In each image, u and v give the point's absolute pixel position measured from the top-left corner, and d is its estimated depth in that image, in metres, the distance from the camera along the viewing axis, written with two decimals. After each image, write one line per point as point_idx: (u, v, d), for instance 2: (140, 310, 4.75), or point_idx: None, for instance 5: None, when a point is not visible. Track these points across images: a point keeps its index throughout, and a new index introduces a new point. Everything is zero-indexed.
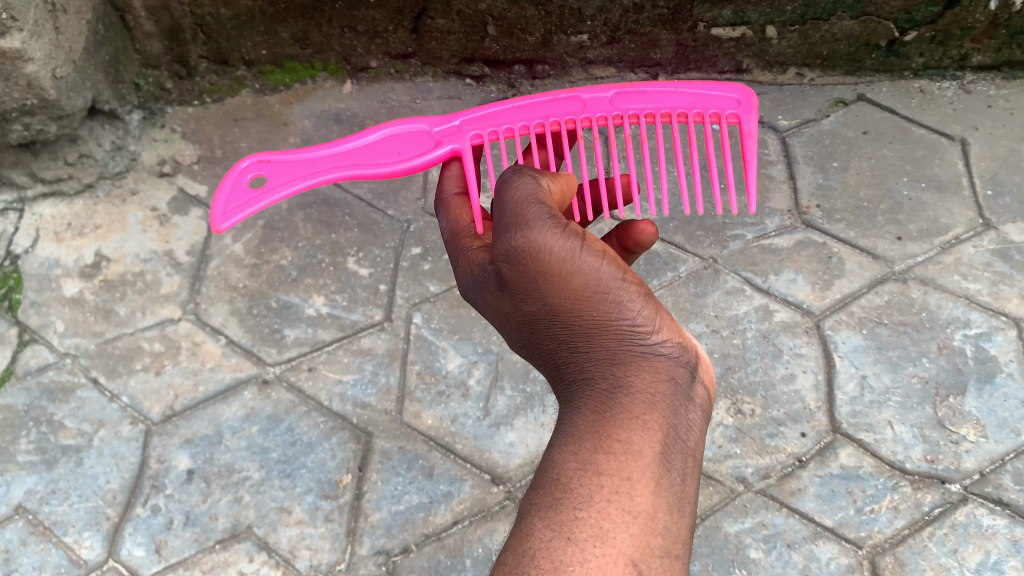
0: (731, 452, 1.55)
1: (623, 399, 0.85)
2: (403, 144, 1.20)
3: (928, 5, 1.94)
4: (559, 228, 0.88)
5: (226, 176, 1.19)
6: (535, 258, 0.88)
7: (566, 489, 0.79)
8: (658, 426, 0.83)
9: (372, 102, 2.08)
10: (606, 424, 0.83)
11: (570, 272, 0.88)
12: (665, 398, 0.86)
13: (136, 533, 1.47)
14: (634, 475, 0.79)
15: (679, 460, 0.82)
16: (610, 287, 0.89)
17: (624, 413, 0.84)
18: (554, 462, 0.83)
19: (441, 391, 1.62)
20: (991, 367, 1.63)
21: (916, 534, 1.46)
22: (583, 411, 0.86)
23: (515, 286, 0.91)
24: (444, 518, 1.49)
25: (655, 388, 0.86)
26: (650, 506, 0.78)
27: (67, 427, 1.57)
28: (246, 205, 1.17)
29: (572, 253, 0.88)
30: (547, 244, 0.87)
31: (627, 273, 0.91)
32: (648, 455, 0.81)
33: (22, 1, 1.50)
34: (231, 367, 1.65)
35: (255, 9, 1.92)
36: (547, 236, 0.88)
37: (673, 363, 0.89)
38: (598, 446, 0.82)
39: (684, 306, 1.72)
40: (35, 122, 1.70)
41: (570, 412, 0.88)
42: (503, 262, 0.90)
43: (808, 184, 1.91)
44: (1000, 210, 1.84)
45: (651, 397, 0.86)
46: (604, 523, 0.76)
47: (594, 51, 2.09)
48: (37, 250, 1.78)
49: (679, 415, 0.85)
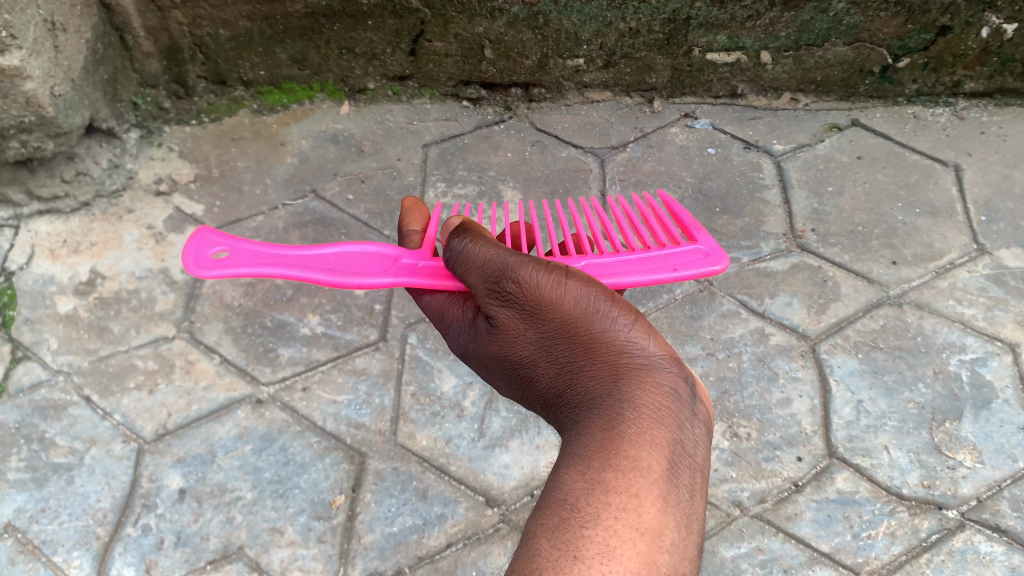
0: (727, 476, 1.54)
1: (627, 413, 0.80)
2: (359, 256, 1.20)
3: (920, 32, 1.97)
4: (539, 263, 0.92)
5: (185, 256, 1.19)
6: (525, 292, 0.91)
7: (573, 509, 0.74)
8: (665, 442, 0.78)
9: (370, 123, 2.09)
10: (614, 439, 0.78)
11: (561, 296, 0.90)
12: (670, 411, 0.81)
13: (126, 553, 1.45)
14: (642, 492, 0.74)
15: (686, 476, 0.78)
16: (601, 305, 0.89)
17: (632, 427, 0.79)
18: (560, 483, 0.77)
19: (435, 411, 1.61)
20: (987, 394, 1.62)
21: (914, 560, 1.44)
22: (590, 430, 0.81)
23: (509, 322, 0.93)
24: (437, 540, 1.47)
25: (659, 401, 0.81)
26: (657, 523, 0.73)
27: (58, 445, 1.56)
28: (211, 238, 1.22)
29: (559, 280, 0.91)
30: (535, 274, 0.91)
31: (616, 294, 0.90)
32: (655, 472, 0.76)
33: (22, 19, 1.53)
34: (224, 386, 1.64)
35: (253, 31, 1.96)
36: (529, 271, 0.92)
37: (675, 376, 0.85)
38: (606, 464, 0.76)
39: (679, 328, 1.73)
40: (33, 139, 1.71)
41: (575, 433, 0.83)
42: (496, 306, 0.95)
43: (802, 209, 1.92)
44: (994, 235, 1.85)
45: (657, 411, 0.81)
46: (611, 540, 0.71)
47: (590, 75, 2.12)
48: (33, 267, 1.79)
49: (684, 430, 0.81)
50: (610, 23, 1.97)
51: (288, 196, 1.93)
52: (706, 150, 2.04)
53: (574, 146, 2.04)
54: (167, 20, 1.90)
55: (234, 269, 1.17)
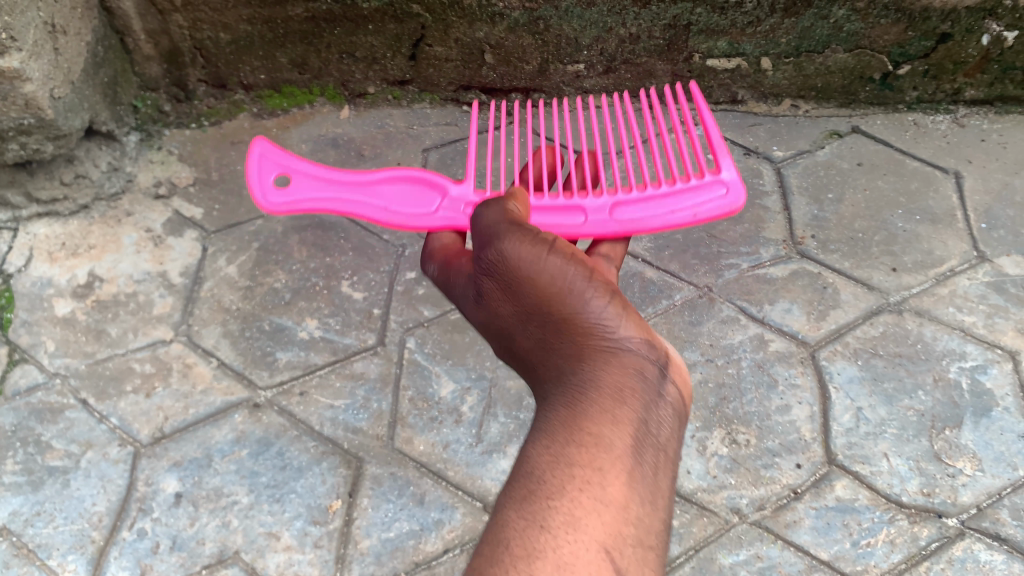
0: (725, 483, 1.54)
1: (592, 392, 0.85)
2: (410, 190, 1.36)
3: (921, 39, 1.96)
4: (523, 237, 0.95)
5: (252, 188, 1.36)
6: (506, 264, 0.94)
7: (540, 482, 0.77)
8: (628, 421, 0.83)
9: (370, 127, 2.10)
10: (579, 417, 0.82)
11: (539, 273, 0.92)
12: (636, 392, 0.86)
13: (121, 557, 1.45)
14: (605, 466, 0.78)
15: (651, 453, 0.81)
16: (577, 286, 0.92)
17: (595, 407, 0.83)
18: (528, 457, 0.82)
19: (433, 416, 1.61)
20: (986, 401, 1.62)
21: (913, 568, 1.43)
22: (560, 406, 0.85)
23: (490, 295, 0.96)
24: (434, 546, 1.46)
25: (625, 383, 0.86)
26: (622, 496, 0.76)
27: (54, 448, 1.56)
28: (277, 164, 1.38)
29: (539, 257, 0.93)
30: (514, 249, 0.94)
31: (593, 275, 0.94)
32: (620, 449, 0.80)
33: (22, 22, 1.53)
34: (222, 390, 1.64)
35: (253, 35, 1.96)
36: (513, 244, 0.95)
37: (643, 358, 0.89)
38: (571, 439, 0.80)
39: (678, 334, 1.73)
40: (32, 141, 1.71)
41: (547, 409, 0.87)
42: (480, 273, 0.97)
43: (802, 215, 1.92)
44: (994, 243, 1.85)
45: (621, 392, 0.85)
46: (576, 512, 0.74)
47: (591, 81, 2.11)
48: (31, 269, 1.78)
49: (650, 411, 0.85)
50: (610, 28, 1.97)
51: None
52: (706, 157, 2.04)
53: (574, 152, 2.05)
54: (168, 23, 1.91)
55: (301, 203, 1.35)
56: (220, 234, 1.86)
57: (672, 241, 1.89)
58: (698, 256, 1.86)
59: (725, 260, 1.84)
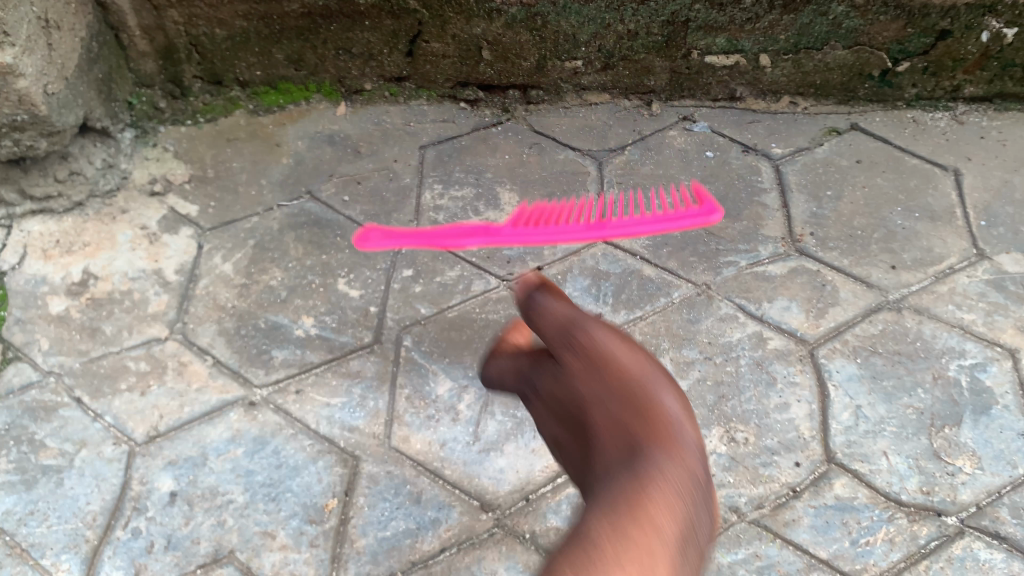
0: (724, 481, 1.52)
1: (658, 481, 0.79)
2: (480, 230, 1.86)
3: (920, 35, 1.97)
4: (610, 329, 0.98)
5: (363, 245, 1.84)
6: (589, 346, 0.95)
7: (589, 551, 0.72)
8: (687, 520, 0.77)
9: (366, 124, 2.08)
10: (641, 496, 0.77)
11: (620, 359, 0.93)
12: (694, 495, 0.80)
13: (115, 556, 1.42)
14: (660, 559, 0.72)
15: (694, 560, 0.75)
16: (655, 381, 0.90)
17: (660, 492, 0.78)
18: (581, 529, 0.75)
19: (430, 415, 1.60)
20: (986, 399, 1.61)
21: (913, 567, 1.41)
22: (620, 485, 0.79)
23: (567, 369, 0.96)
24: (431, 544, 1.44)
25: (686, 481, 0.80)
26: None
27: (48, 447, 1.54)
28: (382, 230, 1.87)
29: (621, 348, 0.94)
30: (603, 336, 0.96)
31: (671, 376, 0.93)
32: (673, 545, 0.74)
33: (15, 16, 1.52)
34: (217, 388, 1.62)
35: (249, 30, 1.96)
36: (599, 332, 0.97)
37: (705, 469, 0.85)
38: (630, 518, 0.75)
39: (677, 332, 1.71)
40: (25, 138, 1.69)
41: (604, 492, 0.80)
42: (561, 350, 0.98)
43: (801, 213, 1.91)
44: (994, 240, 1.84)
45: (684, 489, 0.79)
46: None
47: (589, 77, 2.11)
48: (25, 267, 1.77)
49: (702, 521, 0.79)
50: (608, 24, 1.97)
51: (283, 197, 1.92)
52: (705, 154, 2.03)
53: (572, 149, 2.05)
54: (163, 18, 1.90)
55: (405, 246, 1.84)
56: (216, 232, 1.85)
57: (671, 238, 1.88)
58: (696, 253, 1.85)
59: (724, 258, 1.84)
